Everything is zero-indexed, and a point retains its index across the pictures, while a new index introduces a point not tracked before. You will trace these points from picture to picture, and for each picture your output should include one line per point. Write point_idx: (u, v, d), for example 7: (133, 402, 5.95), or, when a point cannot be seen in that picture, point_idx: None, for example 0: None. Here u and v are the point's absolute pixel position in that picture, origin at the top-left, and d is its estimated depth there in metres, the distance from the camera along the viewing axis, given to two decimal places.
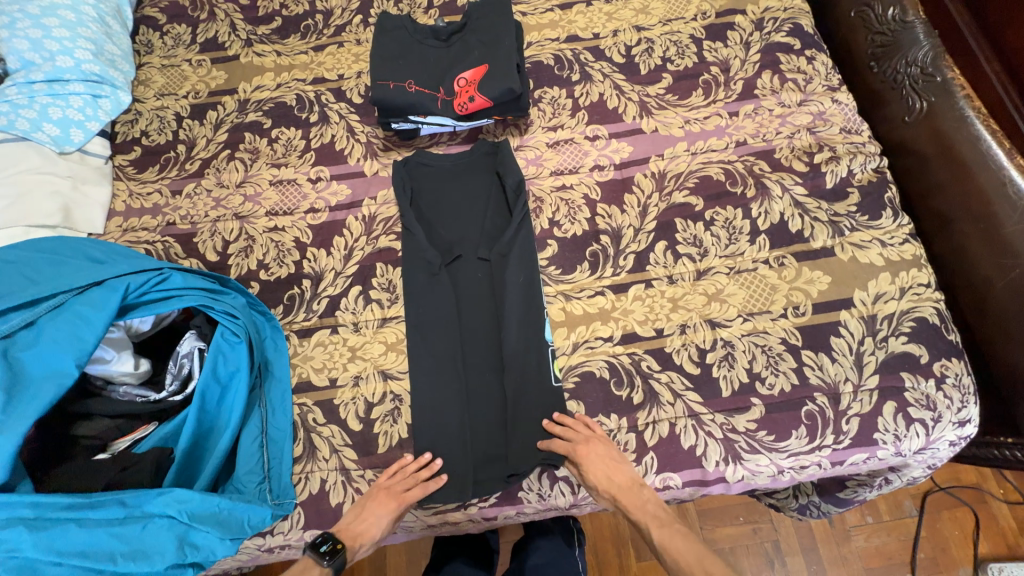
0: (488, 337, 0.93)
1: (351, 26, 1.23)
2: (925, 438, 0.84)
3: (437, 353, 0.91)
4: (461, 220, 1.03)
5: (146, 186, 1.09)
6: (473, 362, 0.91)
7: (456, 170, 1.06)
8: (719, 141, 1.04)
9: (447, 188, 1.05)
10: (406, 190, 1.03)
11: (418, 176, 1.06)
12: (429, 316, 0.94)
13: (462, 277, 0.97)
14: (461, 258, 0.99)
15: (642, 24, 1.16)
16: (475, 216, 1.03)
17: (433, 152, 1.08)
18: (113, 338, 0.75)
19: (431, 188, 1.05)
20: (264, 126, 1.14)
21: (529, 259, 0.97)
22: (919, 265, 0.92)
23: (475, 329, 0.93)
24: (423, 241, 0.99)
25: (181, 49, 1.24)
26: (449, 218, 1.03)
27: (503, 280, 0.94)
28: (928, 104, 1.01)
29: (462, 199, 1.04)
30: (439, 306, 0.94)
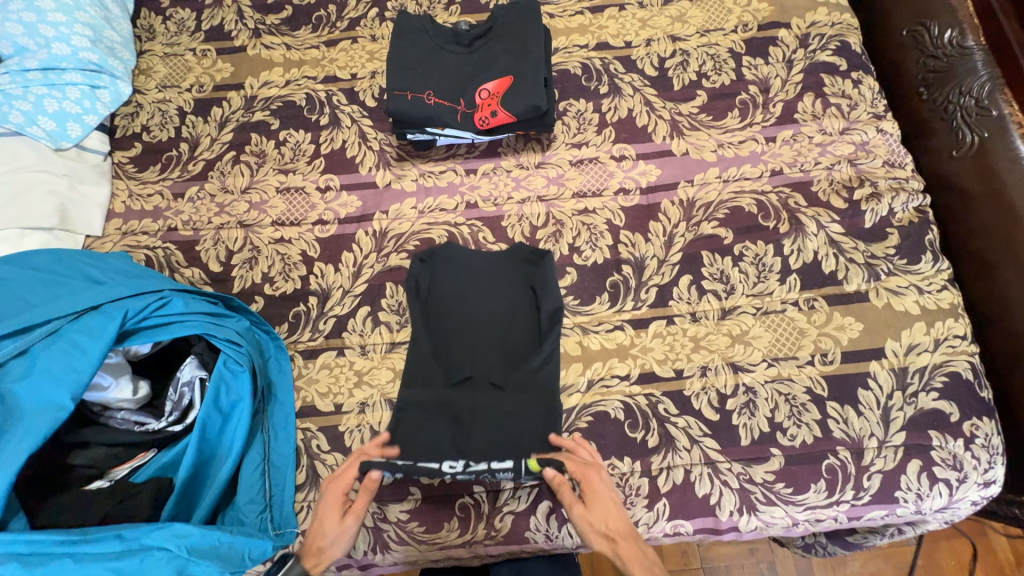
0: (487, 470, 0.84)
1: (366, 20, 1.15)
2: (947, 498, 0.81)
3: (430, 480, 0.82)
4: (478, 334, 0.91)
5: (147, 187, 1.04)
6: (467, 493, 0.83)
7: (484, 278, 0.95)
8: (754, 168, 0.98)
9: (466, 301, 0.93)
10: (417, 285, 0.94)
11: (438, 272, 0.96)
12: (428, 437, 0.84)
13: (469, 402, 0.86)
14: (470, 380, 0.88)
15: (677, 34, 1.09)
16: (496, 330, 0.92)
17: (462, 246, 0.97)
18: (111, 363, 0.72)
19: (449, 289, 0.94)
20: (271, 127, 1.08)
21: (549, 398, 0.86)
22: (956, 315, 0.88)
23: (477, 446, 0.83)
24: (432, 352, 0.90)
25: (185, 37, 1.17)
26: (466, 330, 0.92)
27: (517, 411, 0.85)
28: (980, 138, 0.95)
29: (486, 310, 0.93)
30: (439, 428, 0.85)
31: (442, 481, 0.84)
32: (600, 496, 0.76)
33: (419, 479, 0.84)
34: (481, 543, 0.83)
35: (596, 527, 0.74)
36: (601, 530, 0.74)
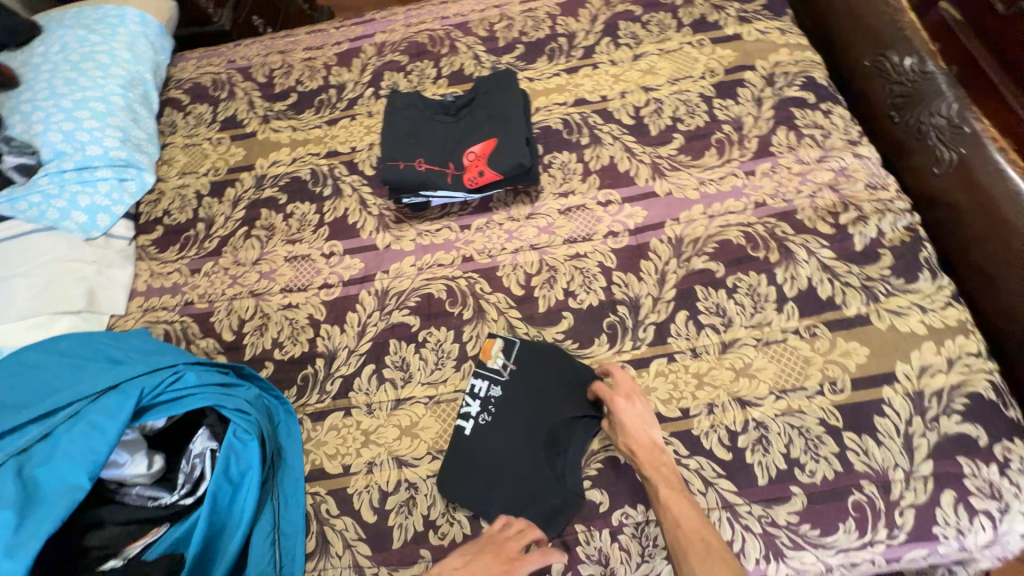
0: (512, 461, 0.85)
1: (364, 99, 1.27)
2: (992, 531, 0.76)
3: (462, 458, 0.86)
4: (534, 432, 0.86)
5: (166, 266, 1.12)
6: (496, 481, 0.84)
7: (555, 488, 0.83)
8: (738, 202, 1.01)
9: (478, 334, 0.97)
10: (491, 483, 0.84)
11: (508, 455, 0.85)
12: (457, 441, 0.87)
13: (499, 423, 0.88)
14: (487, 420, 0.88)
15: (649, 85, 1.16)
16: (530, 368, 0.91)
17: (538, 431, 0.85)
18: (127, 440, 0.75)
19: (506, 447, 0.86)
20: (279, 202, 1.16)
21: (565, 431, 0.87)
22: (966, 331, 0.86)
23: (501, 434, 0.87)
24: (490, 449, 0.86)
25: (203, 128, 1.30)
26: (524, 421, 0.87)
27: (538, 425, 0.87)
28: (958, 155, 0.97)
29: (548, 375, 0.90)
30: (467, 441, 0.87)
31: (452, 543, 0.82)
32: (632, 413, 0.83)
33: (429, 541, 0.82)
34: None
35: (631, 440, 0.81)
36: (629, 440, 0.81)
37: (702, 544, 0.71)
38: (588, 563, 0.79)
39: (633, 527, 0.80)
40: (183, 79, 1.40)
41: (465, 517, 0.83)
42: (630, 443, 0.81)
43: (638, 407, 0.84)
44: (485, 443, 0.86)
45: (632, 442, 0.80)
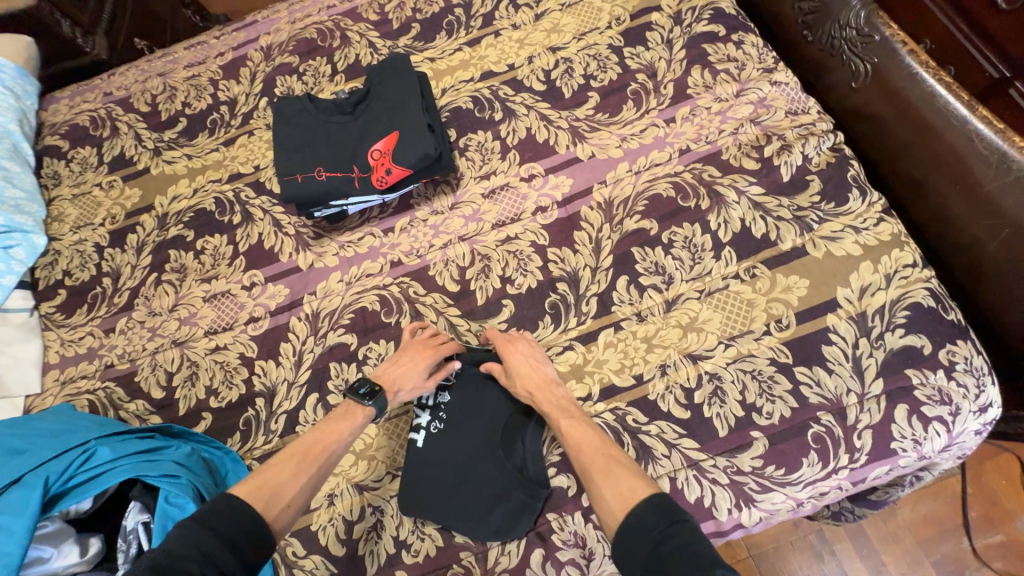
0: (474, 466, 0.82)
1: (259, 111, 1.17)
2: (947, 435, 0.76)
3: (424, 474, 0.82)
4: (490, 427, 0.84)
5: (77, 331, 1.03)
6: (460, 489, 0.80)
7: (520, 483, 0.80)
8: (662, 153, 0.97)
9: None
10: (446, 468, 0.82)
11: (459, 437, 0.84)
12: (419, 458, 0.83)
13: (456, 428, 0.85)
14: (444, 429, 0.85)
15: (556, 44, 1.10)
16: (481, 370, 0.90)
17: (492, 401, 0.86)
18: (47, 533, 0.68)
19: (458, 432, 0.85)
20: (187, 239, 1.07)
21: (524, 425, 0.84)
22: (900, 244, 0.85)
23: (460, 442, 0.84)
24: (446, 456, 0.83)
25: (90, 174, 1.19)
26: (481, 419, 0.85)
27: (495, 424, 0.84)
28: (872, 66, 0.94)
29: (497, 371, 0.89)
30: (428, 455, 0.84)
31: (427, 557, 0.80)
32: (522, 356, 0.84)
33: (403, 561, 0.80)
34: None
35: (526, 383, 0.81)
36: (524, 384, 0.81)
37: (585, 443, 0.73)
38: (566, 548, 0.78)
39: None
40: (57, 122, 1.26)
41: (435, 530, 0.81)
42: (526, 386, 0.81)
43: (528, 350, 0.85)
44: (439, 444, 0.84)
45: (525, 385, 0.81)
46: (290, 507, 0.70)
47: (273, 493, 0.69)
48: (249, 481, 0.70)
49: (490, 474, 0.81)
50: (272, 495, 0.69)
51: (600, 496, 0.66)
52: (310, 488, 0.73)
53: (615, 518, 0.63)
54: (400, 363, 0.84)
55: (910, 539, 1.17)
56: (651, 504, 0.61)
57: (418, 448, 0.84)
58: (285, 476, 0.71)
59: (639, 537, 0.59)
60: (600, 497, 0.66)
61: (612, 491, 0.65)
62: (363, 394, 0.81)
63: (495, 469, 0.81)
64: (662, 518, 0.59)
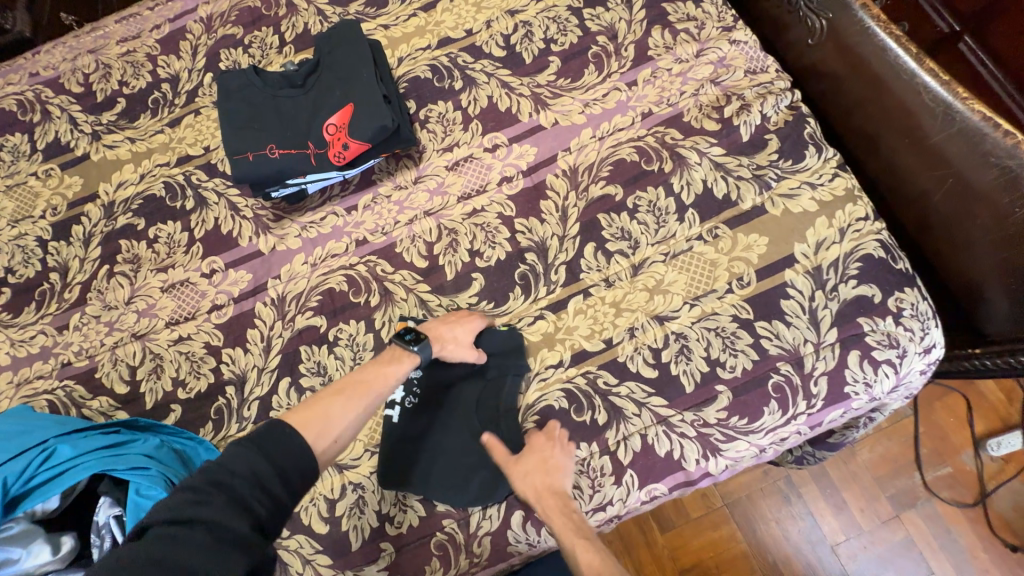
0: (454, 436, 0.84)
1: (204, 88, 1.10)
2: (895, 377, 0.81)
3: (404, 449, 0.83)
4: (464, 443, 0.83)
5: (28, 330, 0.98)
6: (443, 460, 0.83)
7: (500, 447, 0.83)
8: (625, 117, 0.97)
9: (390, 317, 0.92)
10: (426, 440, 0.84)
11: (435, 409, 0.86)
12: (397, 434, 0.84)
13: (432, 401, 0.86)
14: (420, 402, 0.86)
15: (514, 7, 1.06)
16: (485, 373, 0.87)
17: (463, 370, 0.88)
18: (14, 535, 0.67)
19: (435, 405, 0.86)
20: (138, 228, 1.02)
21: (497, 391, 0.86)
22: (854, 198, 0.88)
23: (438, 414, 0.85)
24: (424, 429, 0.84)
25: (23, 163, 1.11)
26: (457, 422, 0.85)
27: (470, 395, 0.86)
28: (828, 21, 0.94)
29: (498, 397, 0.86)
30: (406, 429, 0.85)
31: (410, 528, 0.81)
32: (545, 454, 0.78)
33: (387, 532, 0.81)
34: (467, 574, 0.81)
35: (538, 490, 0.76)
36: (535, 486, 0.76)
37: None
38: None
39: (579, 464, 0.81)
40: None
41: (417, 501, 0.82)
42: (537, 493, 0.76)
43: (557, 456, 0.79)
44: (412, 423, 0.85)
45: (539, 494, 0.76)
46: (336, 442, 0.69)
47: (325, 423, 0.68)
48: (301, 410, 0.68)
49: (469, 442, 0.83)
50: (321, 429, 0.67)
51: None
52: (358, 423, 0.72)
53: None
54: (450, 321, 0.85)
55: (868, 476, 1.26)
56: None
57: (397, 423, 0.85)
58: (338, 408, 0.71)
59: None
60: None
61: None
62: (408, 339, 0.81)
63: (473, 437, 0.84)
64: None
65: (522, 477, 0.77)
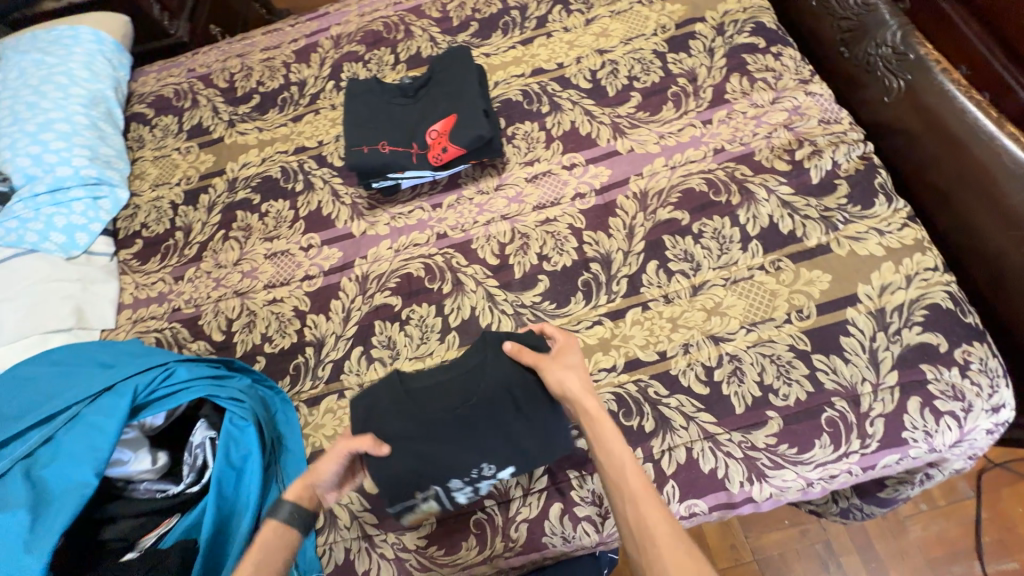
0: (483, 422, 0.80)
1: (326, 93, 1.28)
2: (958, 430, 0.80)
3: (465, 456, 0.78)
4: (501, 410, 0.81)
5: (150, 277, 1.14)
6: (502, 433, 0.79)
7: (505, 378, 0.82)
8: (697, 151, 1.04)
9: (459, 305, 1.00)
10: (462, 434, 0.79)
11: (428, 435, 0.79)
12: (442, 463, 0.78)
13: (421, 444, 0.79)
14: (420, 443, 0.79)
15: (604, 47, 1.18)
16: (399, 403, 0.82)
17: (394, 409, 0.82)
18: (128, 439, 0.78)
19: (421, 434, 0.79)
20: (254, 202, 1.18)
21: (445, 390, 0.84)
22: (923, 248, 0.89)
23: (434, 436, 0.79)
24: (445, 446, 0.79)
25: (170, 139, 1.31)
26: (468, 417, 0.80)
27: (431, 414, 0.81)
28: (906, 82, 1.00)
29: (446, 382, 0.85)
30: (441, 456, 0.78)
31: None
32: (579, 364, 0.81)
33: None
34: (501, 556, 0.84)
35: (574, 386, 0.77)
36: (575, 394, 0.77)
37: (632, 473, 0.68)
38: (584, 505, 0.84)
39: None
40: (145, 92, 1.40)
41: None
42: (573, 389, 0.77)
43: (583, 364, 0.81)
44: (443, 463, 0.78)
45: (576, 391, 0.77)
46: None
47: None
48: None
49: (492, 412, 0.80)
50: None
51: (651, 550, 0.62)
52: None
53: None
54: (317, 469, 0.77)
55: (919, 556, 1.18)
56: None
57: (433, 463, 0.78)
58: None
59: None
60: (651, 553, 0.62)
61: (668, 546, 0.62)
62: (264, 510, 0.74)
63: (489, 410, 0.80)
64: None
65: (556, 372, 0.79)
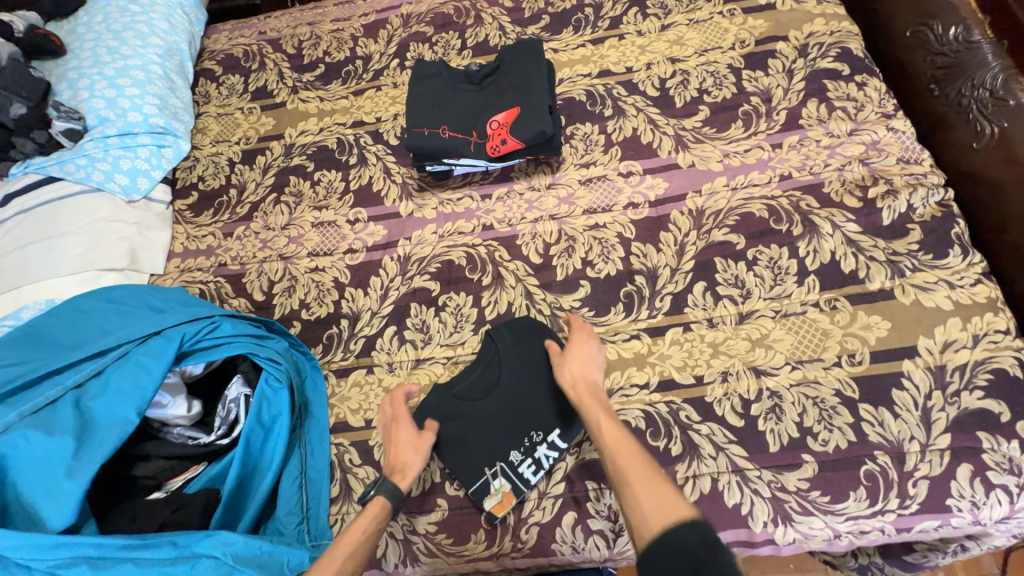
0: (531, 403, 0.88)
1: (389, 70, 1.29)
2: (1008, 507, 0.75)
3: (519, 431, 0.87)
4: (536, 381, 0.90)
5: (201, 229, 1.18)
6: (549, 411, 0.88)
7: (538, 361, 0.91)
8: (762, 175, 1.00)
9: (496, 299, 0.99)
10: (513, 412, 0.88)
11: (484, 411, 0.88)
12: (500, 438, 0.86)
13: (483, 422, 0.88)
14: (480, 423, 0.87)
15: (676, 56, 1.14)
16: (450, 394, 0.90)
17: (448, 400, 0.89)
18: (169, 383, 0.80)
19: (480, 413, 0.88)
20: (307, 169, 1.20)
21: (487, 381, 0.91)
22: (995, 308, 0.84)
23: (490, 415, 0.88)
24: (501, 423, 0.87)
25: (235, 98, 1.35)
26: (505, 393, 0.89)
27: (485, 401, 0.89)
28: (1000, 129, 0.93)
29: (479, 369, 0.92)
30: (498, 433, 0.87)
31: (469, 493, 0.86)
32: (583, 348, 0.87)
33: (445, 491, 0.87)
34: (508, 556, 0.83)
35: (572, 373, 0.84)
36: (573, 377, 0.84)
37: (624, 445, 0.73)
38: (598, 518, 0.82)
39: None
40: (216, 49, 1.44)
41: None
42: (572, 372, 0.84)
43: (584, 351, 0.87)
44: (497, 434, 0.87)
45: (573, 377, 0.84)
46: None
47: None
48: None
49: (535, 393, 0.89)
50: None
51: (632, 499, 0.67)
52: None
53: (648, 529, 0.63)
54: (394, 443, 0.84)
55: None
56: (698, 530, 0.60)
57: (493, 439, 0.86)
58: None
59: (679, 574, 0.57)
60: (636, 506, 0.66)
61: (649, 503, 0.65)
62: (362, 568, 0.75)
63: (531, 391, 0.89)
64: (701, 541, 0.59)
65: (561, 365, 0.85)
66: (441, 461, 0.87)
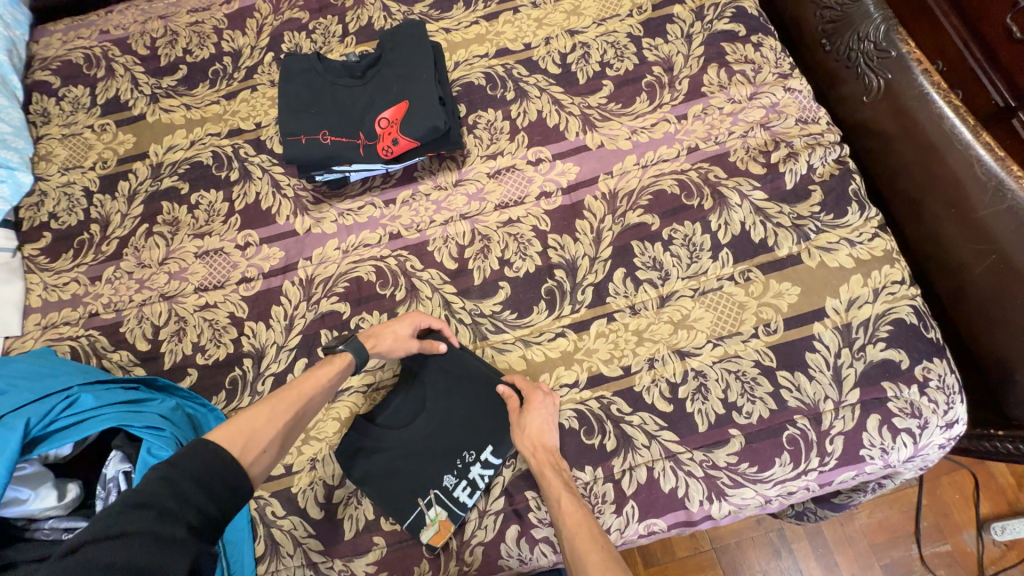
0: (461, 427, 0.84)
1: (263, 67, 1.13)
2: (913, 446, 0.80)
3: (451, 459, 0.82)
4: (465, 402, 0.86)
5: (62, 276, 1.01)
6: (482, 433, 0.84)
7: (470, 384, 0.86)
8: (670, 149, 0.97)
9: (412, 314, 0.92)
10: (443, 438, 0.84)
11: (412, 440, 0.83)
12: (431, 468, 0.82)
13: (411, 453, 0.83)
14: (408, 454, 0.83)
15: (575, 28, 1.08)
16: (373, 425, 0.84)
17: (372, 433, 0.84)
18: (25, 475, 0.68)
19: (408, 443, 0.83)
20: (181, 192, 1.05)
21: (413, 408, 0.86)
22: (891, 260, 0.87)
23: (420, 444, 0.83)
24: (432, 452, 0.83)
25: (82, 115, 1.14)
26: (432, 416, 0.85)
27: (413, 429, 0.84)
28: (886, 81, 0.94)
29: (402, 398, 0.86)
30: (427, 462, 0.82)
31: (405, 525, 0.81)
32: (540, 411, 0.81)
33: (381, 527, 0.81)
34: None
35: (532, 438, 0.79)
36: (532, 443, 0.79)
37: (582, 527, 0.70)
38: (541, 526, 0.80)
39: (582, 487, 0.81)
40: (49, 57, 1.21)
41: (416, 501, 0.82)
42: (531, 439, 0.79)
43: (549, 409, 0.81)
44: (427, 461, 0.82)
45: (533, 440, 0.79)
46: (266, 454, 0.67)
47: (249, 438, 0.66)
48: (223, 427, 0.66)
49: (468, 416, 0.85)
50: (249, 440, 0.66)
51: None
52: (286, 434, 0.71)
53: None
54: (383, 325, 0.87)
55: (863, 543, 1.20)
56: None
57: (423, 470, 0.82)
58: (260, 422, 0.69)
59: None
60: None
61: None
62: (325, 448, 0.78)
63: (463, 415, 0.85)
64: None
65: (518, 428, 0.80)
66: (369, 497, 0.82)
